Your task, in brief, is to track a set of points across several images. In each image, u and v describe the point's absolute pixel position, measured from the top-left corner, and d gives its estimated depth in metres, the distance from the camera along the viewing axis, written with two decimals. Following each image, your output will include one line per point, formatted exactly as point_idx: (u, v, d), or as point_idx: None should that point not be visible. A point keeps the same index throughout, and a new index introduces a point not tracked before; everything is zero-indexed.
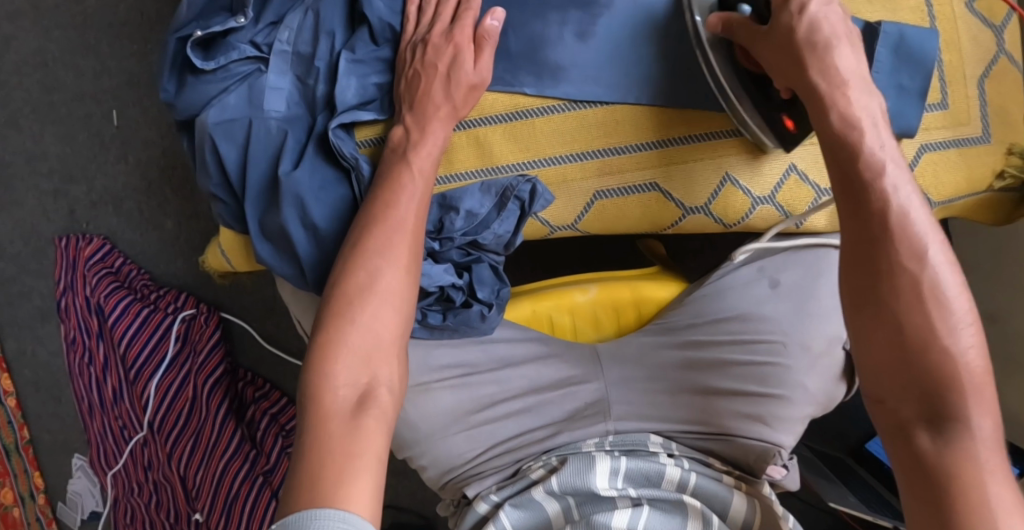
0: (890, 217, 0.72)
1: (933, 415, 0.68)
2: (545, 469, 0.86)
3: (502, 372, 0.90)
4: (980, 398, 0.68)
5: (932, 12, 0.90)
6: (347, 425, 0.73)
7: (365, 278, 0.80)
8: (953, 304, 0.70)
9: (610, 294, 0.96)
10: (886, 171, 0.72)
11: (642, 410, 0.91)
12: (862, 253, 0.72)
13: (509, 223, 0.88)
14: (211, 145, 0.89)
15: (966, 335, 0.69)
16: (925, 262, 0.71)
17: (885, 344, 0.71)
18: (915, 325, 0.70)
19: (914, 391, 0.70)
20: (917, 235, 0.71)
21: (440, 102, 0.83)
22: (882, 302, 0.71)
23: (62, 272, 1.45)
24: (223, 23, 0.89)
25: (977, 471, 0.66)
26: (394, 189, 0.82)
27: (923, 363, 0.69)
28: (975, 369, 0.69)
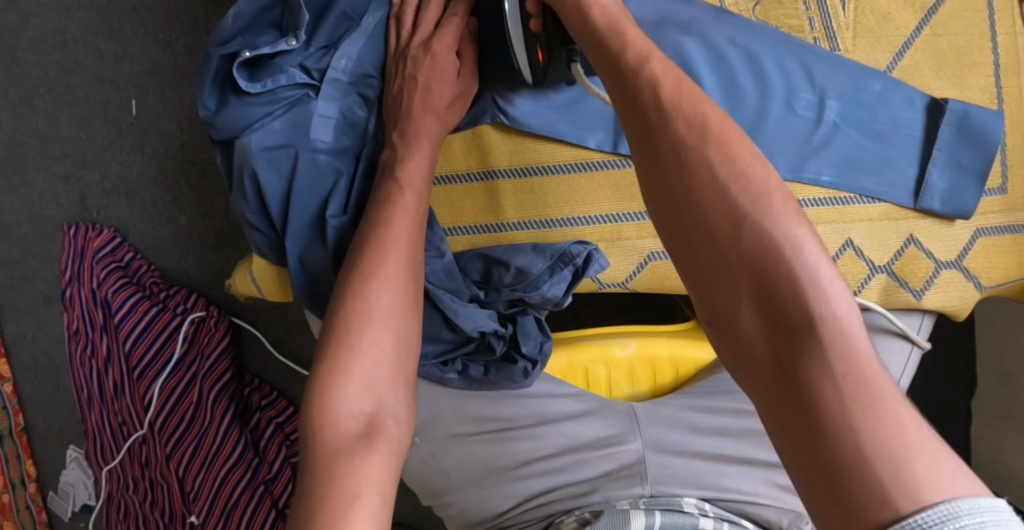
0: (657, 102, 0.61)
1: (785, 332, 0.56)
2: (577, 522, 0.80)
3: (539, 428, 0.88)
4: (814, 277, 0.56)
5: (1001, 94, 0.88)
6: (352, 457, 0.67)
7: (361, 302, 0.74)
8: (754, 176, 0.59)
9: (648, 350, 0.94)
10: (646, 59, 0.63)
11: (681, 473, 0.85)
12: (649, 162, 0.61)
13: (558, 287, 0.84)
14: (251, 173, 0.86)
15: (789, 215, 0.57)
16: (714, 140, 0.59)
17: (704, 268, 0.59)
18: (717, 211, 0.58)
19: (759, 314, 0.57)
20: (683, 118, 0.61)
21: (425, 115, 0.82)
22: (681, 220, 0.60)
23: (69, 260, 1.40)
24: (273, 44, 0.84)
25: (848, 376, 0.53)
26: (387, 207, 0.79)
27: (751, 268, 0.57)
28: (794, 234, 0.57)
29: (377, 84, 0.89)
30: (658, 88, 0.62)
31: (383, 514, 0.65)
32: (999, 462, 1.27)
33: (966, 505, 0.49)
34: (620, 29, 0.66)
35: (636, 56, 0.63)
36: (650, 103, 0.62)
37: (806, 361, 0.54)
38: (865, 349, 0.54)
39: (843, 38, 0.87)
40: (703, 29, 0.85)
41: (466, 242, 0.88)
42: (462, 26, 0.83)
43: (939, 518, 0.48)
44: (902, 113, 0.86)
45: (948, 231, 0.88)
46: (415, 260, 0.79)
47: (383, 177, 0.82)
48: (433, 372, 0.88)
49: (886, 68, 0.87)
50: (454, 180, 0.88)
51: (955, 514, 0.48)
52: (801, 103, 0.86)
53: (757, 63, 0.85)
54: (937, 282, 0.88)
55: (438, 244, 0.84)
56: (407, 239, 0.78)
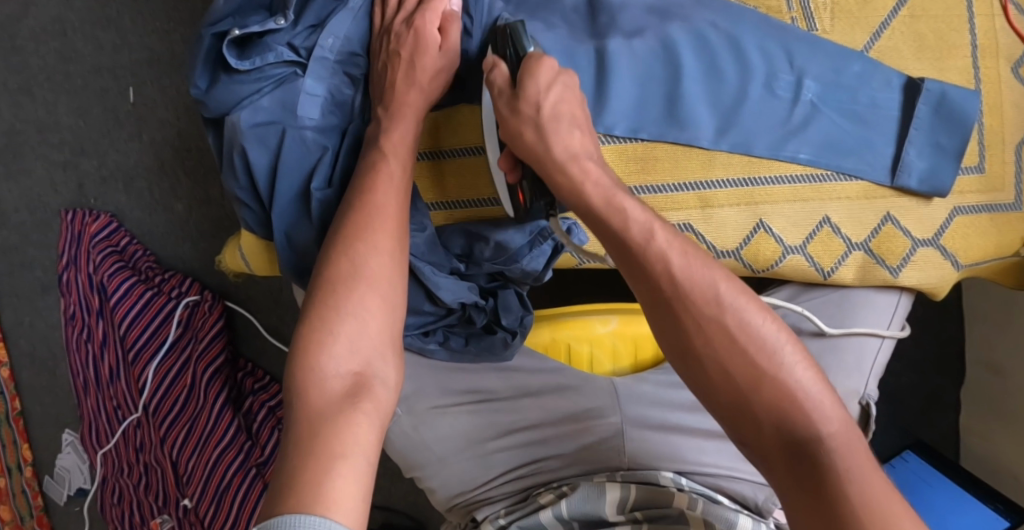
0: (670, 276, 0.68)
1: (800, 453, 0.63)
2: (554, 494, 0.83)
3: (519, 400, 0.90)
4: (819, 406, 0.64)
5: (978, 75, 0.90)
6: (336, 415, 0.69)
7: (347, 266, 0.76)
8: (763, 327, 0.67)
9: (630, 327, 0.96)
10: (652, 234, 0.70)
11: (658, 447, 0.87)
12: (667, 325, 0.68)
13: (538, 261, 0.87)
14: (240, 150, 0.88)
15: (797, 363, 0.66)
16: (725, 309, 0.67)
17: (725, 411, 0.66)
18: (732, 360, 0.66)
19: (781, 447, 0.64)
20: (699, 283, 0.68)
21: (409, 90, 0.83)
22: (705, 371, 0.67)
23: (66, 245, 1.42)
24: (262, 23, 0.86)
25: (860, 488, 0.61)
26: (373, 173, 0.80)
27: (769, 415, 0.65)
28: (796, 373, 0.65)
29: (363, 61, 0.90)
30: (670, 256, 0.69)
31: (366, 472, 0.66)
32: (987, 450, 1.28)
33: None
34: (615, 203, 0.72)
35: (642, 227, 0.70)
36: (664, 276, 0.68)
37: (824, 479, 0.62)
38: (865, 459, 0.63)
39: (822, 19, 0.89)
40: (683, 12, 0.87)
41: (448, 217, 0.90)
42: (450, 5, 0.84)
43: None
44: (880, 93, 0.88)
45: (925, 210, 0.89)
46: (401, 225, 0.80)
47: (368, 148, 0.83)
48: (415, 342, 0.89)
49: (864, 48, 0.89)
50: (437, 156, 0.89)
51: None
52: (781, 85, 0.87)
53: (737, 44, 0.87)
54: (913, 260, 0.89)
55: (422, 219, 0.85)
56: (394, 208, 0.79)
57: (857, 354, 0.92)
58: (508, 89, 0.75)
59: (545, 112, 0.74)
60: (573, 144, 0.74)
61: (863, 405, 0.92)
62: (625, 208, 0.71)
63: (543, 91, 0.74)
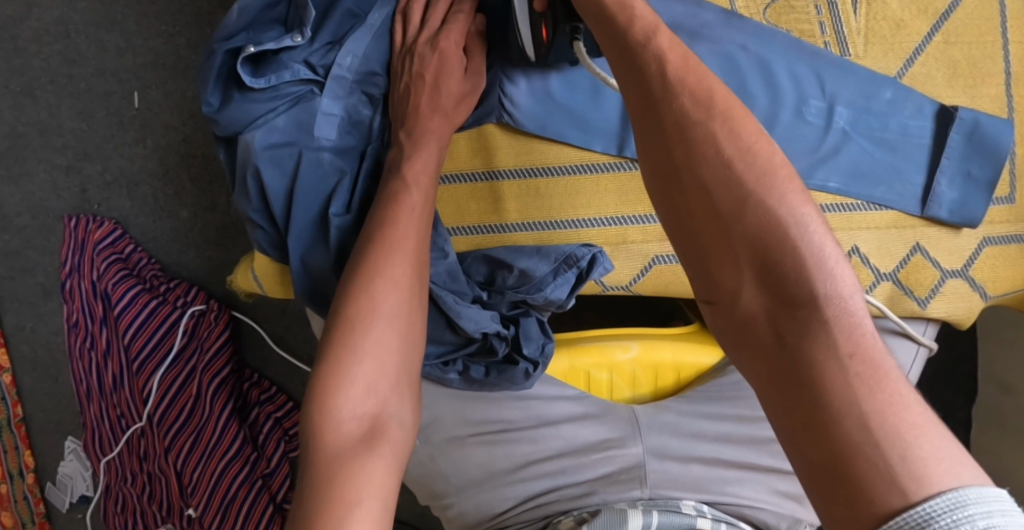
0: (663, 75, 0.59)
1: (783, 306, 0.55)
2: (574, 521, 0.81)
3: (539, 430, 0.88)
4: (816, 253, 0.55)
5: (1012, 103, 0.87)
6: (353, 461, 0.67)
7: (365, 302, 0.74)
8: (761, 153, 0.57)
9: (651, 354, 0.94)
10: (653, 30, 0.61)
11: (680, 478, 0.85)
12: (648, 132, 0.60)
13: (562, 289, 0.84)
14: (255, 171, 0.85)
15: (794, 193, 0.56)
16: (720, 115, 0.58)
17: (703, 237, 0.57)
18: (716, 181, 0.57)
19: (758, 289, 0.56)
20: (685, 91, 0.59)
21: (433, 115, 0.81)
22: (683, 190, 0.58)
23: (69, 253, 1.39)
24: (278, 40, 0.84)
25: (846, 351, 0.52)
26: (393, 205, 0.78)
27: (752, 247, 0.56)
28: (793, 208, 0.56)
29: (383, 81, 0.87)
30: (660, 62, 0.60)
31: (382, 521, 0.65)
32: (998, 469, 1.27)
33: (976, 496, 0.48)
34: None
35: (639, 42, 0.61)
36: (653, 79, 0.60)
37: (807, 334, 0.53)
38: (867, 324, 0.54)
39: (854, 44, 0.86)
40: (712, 34, 0.85)
41: (469, 243, 0.87)
42: (474, 24, 0.84)
43: (948, 506, 0.47)
44: (912, 121, 0.86)
45: (955, 240, 0.88)
46: (420, 259, 0.78)
47: (388, 177, 0.81)
48: (434, 372, 0.87)
49: (897, 75, 0.86)
50: (459, 179, 0.87)
51: (965, 504, 0.47)
52: (810, 110, 0.85)
53: (766, 69, 0.84)
54: (942, 291, 0.88)
55: (442, 246, 0.84)
56: (414, 239, 0.77)
57: None
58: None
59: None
60: None
61: None
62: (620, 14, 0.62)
63: None
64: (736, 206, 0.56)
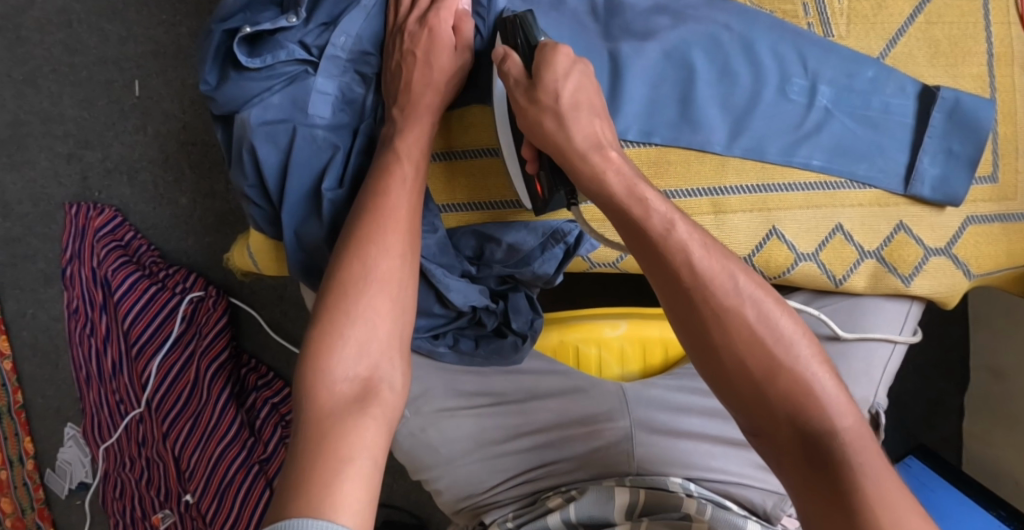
0: (690, 265, 0.68)
1: (814, 453, 0.64)
2: (562, 498, 0.81)
3: (528, 403, 0.89)
4: (837, 406, 0.65)
5: (994, 83, 0.89)
6: (346, 419, 0.68)
7: (358, 268, 0.75)
8: (780, 323, 0.67)
9: (639, 331, 0.95)
10: (673, 224, 0.70)
11: (665, 451, 0.86)
12: (683, 310, 0.68)
13: (551, 264, 0.87)
14: (250, 147, 0.87)
15: (813, 357, 0.66)
16: (745, 297, 0.68)
17: (743, 401, 0.66)
18: (749, 354, 0.66)
19: (796, 442, 0.65)
20: (718, 277, 0.68)
21: (424, 90, 0.82)
22: (723, 368, 0.67)
23: (70, 239, 1.41)
24: (273, 20, 0.85)
25: (874, 492, 0.61)
26: (386, 175, 0.80)
27: (787, 410, 0.65)
28: (812, 371, 0.65)
29: (375, 61, 0.90)
30: (689, 249, 0.69)
31: (374, 478, 0.66)
32: (989, 456, 1.28)
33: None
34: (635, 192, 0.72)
35: (664, 229, 0.70)
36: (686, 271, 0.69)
37: (842, 479, 0.62)
38: (883, 465, 0.63)
39: (838, 24, 0.88)
40: (696, 14, 0.86)
41: (458, 219, 0.88)
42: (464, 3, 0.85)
43: None
44: (894, 99, 0.87)
45: (938, 218, 0.89)
46: (413, 228, 0.80)
47: (381, 149, 0.82)
48: (424, 345, 0.89)
49: (880, 54, 0.88)
50: (449, 156, 0.88)
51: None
52: (794, 88, 0.86)
53: (751, 48, 0.86)
54: (925, 269, 0.89)
55: (432, 221, 0.85)
56: (406, 205, 0.79)
57: (865, 358, 0.90)
58: (525, 80, 0.75)
59: (565, 100, 0.74)
60: (594, 132, 0.74)
61: (874, 414, 0.90)
62: (639, 202, 0.71)
63: (561, 80, 0.74)
64: (769, 376, 0.66)
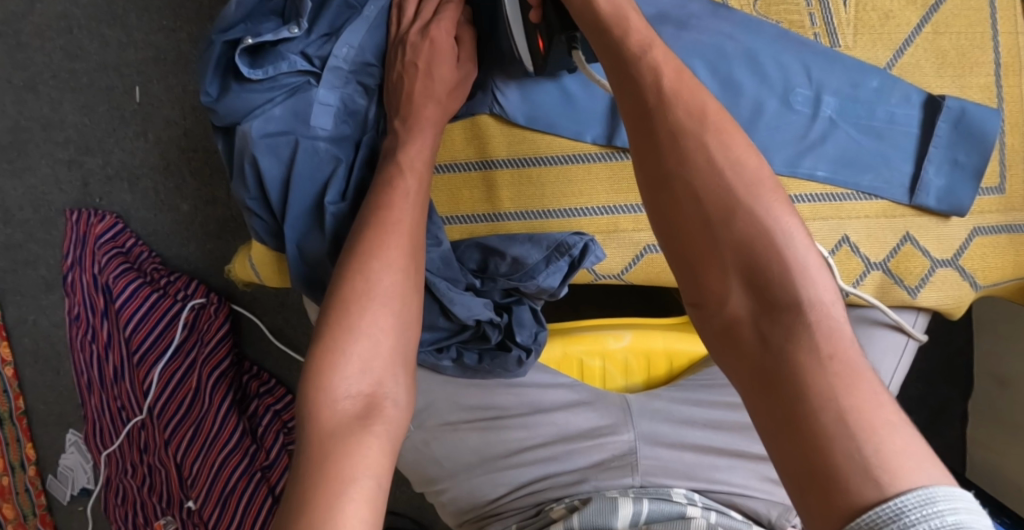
0: (659, 87, 0.65)
1: (765, 307, 0.60)
2: (566, 508, 0.81)
3: (532, 416, 0.89)
4: (797, 261, 0.60)
5: (1000, 94, 0.89)
6: (348, 437, 0.68)
7: (360, 283, 0.75)
8: (750, 169, 0.62)
9: (644, 343, 0.94)
10: (649, 45, 0.66)
11: (672, 464, 0.85)
12: (647, 152, 0.65)
13: (554, 277, 0.85)
14: (252, 159, 0.86)
15: (778, 205, 0.61)
16: (714, 132, 0.64)
17: (694, 251, 0.63)
18: (707, 191, 0.62)
19: (744, 295, 0.61)
20: (688, 128, 0.64)
21: (427, 103, 0.82)
22: (685, 217, 0.63)
23: (71, 246, 1.40)
24: (276, 31, 0.85)
25: (814, 350, 0.57)
26: (389, 190, 0.79)
27: (740, 255, 0.61)
28: (776, 218, 0.61)
29: (377, 72, 0.89)
30: (664, 92, 0.65)
31: (377, 497, 0.65)
32: (993, 463, 1.27)
33: (942, 490, 0.51)
34: (624, 16, 0.68)
35: (645, 80, 0.66)
36: (657, 119, 0.65)
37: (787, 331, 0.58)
38: (838, 327, 0.58)
39: (844, 34, 0.87)
40: (700, 25, 0.85)
41: (462, 231, 0.88)
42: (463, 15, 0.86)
43: (917, 503, 0.50)
44: (898, 109, 0.87)
45: (944, 228, 0.88)
46: (415, 243, 0.79)
47: (385, 162, 0.82)
48: (428, 359, 0.88)
49: (886, 65, 0.87)
50: (453, 169, 0.88)
51: (914, 497, 0.50)
52: (798, 98, 0.86)
53: (756, 59, 0.85)
54: (932, 280, 0.88)
55: (436, 234, 0.85)
56: (409, 217, 0.79)
57: None
58: None
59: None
60: None
61: None
62: (620, 28, 0.67)
63: None
64: (727, 214, 0.62)
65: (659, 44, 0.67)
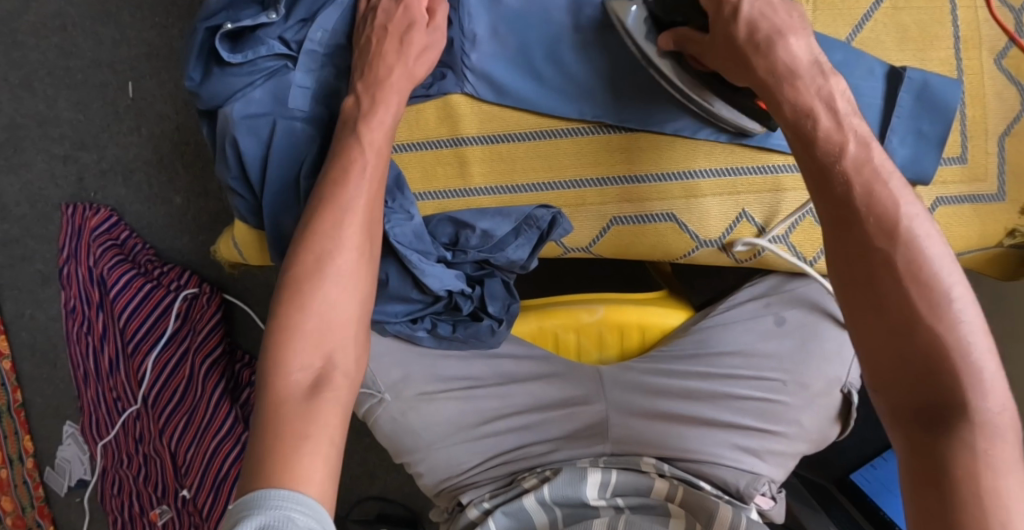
0: (868, 197, 0.65)
1: (933, 409, 0.61)
2: (537, 479, 0.86)
3: (505, 387, 0.92)
4: (974, 378, 0.61)
5: (961, 66, 0.91)
6: (301, 400, 0.72)
7: (314, 254, 0.78)
8: (950, 282, 0.63)
9: (617, 316, 0.96)
10: (864, 147, 0.67)
11: (640, 433, 0.90)
12: (854, 252, 0.65)
13: (523, 249, 0.90)
14: (232, 140, 0.89)
15: (974, 325, 0.62)
16: (914, 243, 0.63)
17: (876, 345, 0.64)
18: (909, 299, 0.63)
19: (915, 393, 0.62)
20: (899, 208, 0.64)
21: (394, 70, 0.82)
22: (884, 291, 0.64)
23: (67, 237, 1.44)
24: (254, 17, 0.88)
25: (975, 463, 0.59)
26: (348, 170, 0.81)
27: (922, 362, 0.62)
28: (970, 336, 0.62)
29: (349, 54, 0.90)
30: (874, 171, 0.66)
31: (331, 453, 0.70)
32: None
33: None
34: (807, 110, 0.69)
35: (854, 165, 0.66)
36: (861, 198, 0.65)
37: (953, 439, 0.60)
38: (1006, 449, 0.60)
39: (805, 11, 0.89)
40: None
41: (434, 207, 0.91)
42: None
43: None
44: (864, 82, 0.88)
45: None
46: (371, 220, 0.81)
47: (346, 130, 0.82)
48: (403, 329, 0.91)
49: (847, 39, 0.90)
50: (423, 145, 0.90)
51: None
52: None
53: None
54: None
55: (409, 208, 0.88)
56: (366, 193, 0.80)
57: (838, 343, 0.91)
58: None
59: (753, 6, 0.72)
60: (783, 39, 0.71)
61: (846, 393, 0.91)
62: (828, 124, 0.68)
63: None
64: (914, 324, 0.62)
65: (876, 143, 0.67)
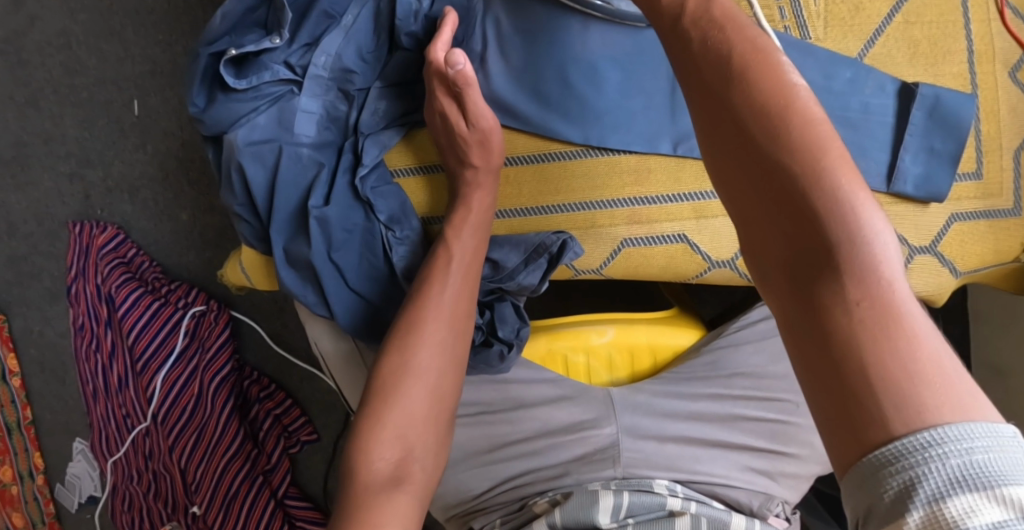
0: (705, 45, 0.58)
1: (810, 256, 0.52)
2: (549, 502, 0.85)
3: (514, 412, 0.90)
4: (844, 211, 0.52)
5: (975, 80, 0.89)
6: (381, 497, 0.77)
7: (401, 358, 0.82)
8: (803, 111, 0.54)
9: (627, 338, 0.96)
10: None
11: (653, 457, 0.88)
12: (709, 106, 0.57)
13: (535, 274, 0.89)
14: (238, 166, 0.88)
15: (838, 157, 0.53)
16: (762, 76, 0.55)
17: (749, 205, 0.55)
18: (769, 138, 0.54)
19: (790, 242, 0.53)
20: (738, 41, 0.57)
21: (468, 168, 0.86)
22: (735, 136, 0.56)
23: (74, 258, 1.42)
24: (258, 42, 0.86)
25: (856, 302, 0.50)
26: (434, 273, 0.84)
27: (790, 203, 0.53)
28: (837, 169, 0.52)
29: (358, 79, 0.89)
30: (714, 15, 0.58)
31: None
32: None
33: (979, 427, 0.46)
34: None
35: (697, 12, 0.59)
36: (697, 45, 0.58)
37: (824, 286, 0.51)
38: (896, 290, 0.50)
39: (815, 26, 0.88)
40: None
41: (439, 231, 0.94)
42: (453, 66, 0.81)
43: (955, 437, 0.45)
44: (873, 99, 0.88)
45: (923, 214, 0.89)
46: (456, 328, 0.85)
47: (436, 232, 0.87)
48: None
49: (858, 55, 0.88)
50: (428, 170, 0.92)
51: (943, 439, 0.45)
52: None
53: None
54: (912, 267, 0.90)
55: (407, 229, 0.90)
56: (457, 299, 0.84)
57: None
58: None
59: None
60: None
61: None
62: None
63: None
64: (776, 158, 0.54)
65: None
